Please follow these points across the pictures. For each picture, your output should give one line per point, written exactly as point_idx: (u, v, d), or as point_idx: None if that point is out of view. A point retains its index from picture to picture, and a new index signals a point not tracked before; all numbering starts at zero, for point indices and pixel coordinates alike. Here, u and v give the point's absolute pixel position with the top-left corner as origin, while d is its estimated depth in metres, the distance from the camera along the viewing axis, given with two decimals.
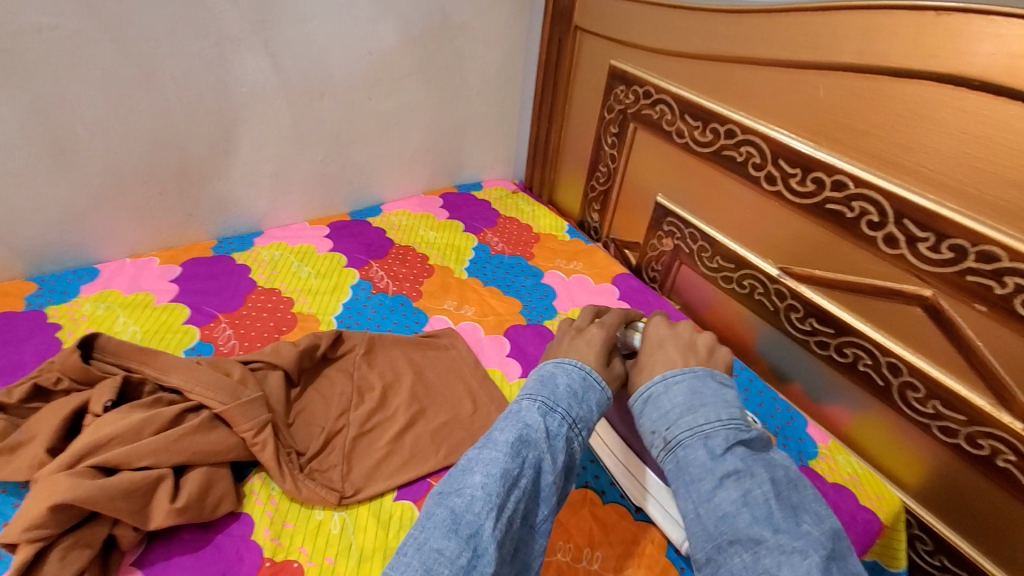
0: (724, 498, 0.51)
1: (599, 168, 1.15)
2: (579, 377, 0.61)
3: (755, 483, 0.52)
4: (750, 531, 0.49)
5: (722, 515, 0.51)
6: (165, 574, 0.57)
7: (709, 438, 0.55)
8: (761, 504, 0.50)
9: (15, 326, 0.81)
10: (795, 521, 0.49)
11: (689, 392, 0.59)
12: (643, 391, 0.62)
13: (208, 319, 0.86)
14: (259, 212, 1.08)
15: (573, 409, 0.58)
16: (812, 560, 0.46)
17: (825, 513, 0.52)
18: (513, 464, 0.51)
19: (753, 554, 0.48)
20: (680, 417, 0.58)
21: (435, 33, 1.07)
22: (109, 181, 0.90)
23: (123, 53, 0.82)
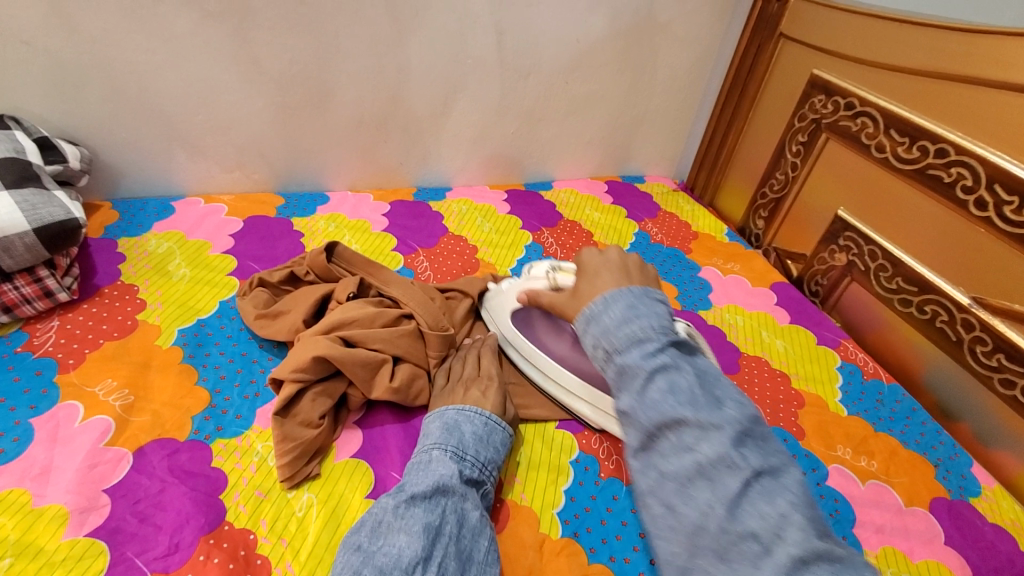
0: (653, 390, 0.50)
1: (776, 176, 1.16)
2: (481, 423, 0.67)
3: (681, 375, 0.51)
4: (675, 413, 0.49)
5: (649, 403, 0.50)
6: (380, 436, 0.70)
7: (642, 341, 0.53)
8: (685, 390, 0.50)
9: (271, 227, 1.00)
10: (717, 405, 0.50)
11: (626, 306, 0.56)
12: (586, 311, 0.59)
13: (410, 251, 1.01)
14: (452, 170, 1.22)
15: (479, 453, 0.64)
16: (727, 433, 0.47)
17: (748, 401, 0.52)
18: (434, 515, 0.55)
19: (677, 435, 0.49)
20: (618, 329, 0.55)
21: (639, 29, 1.14)
22: (351, 124, 1.08)
23: (388, 19, 0.97)
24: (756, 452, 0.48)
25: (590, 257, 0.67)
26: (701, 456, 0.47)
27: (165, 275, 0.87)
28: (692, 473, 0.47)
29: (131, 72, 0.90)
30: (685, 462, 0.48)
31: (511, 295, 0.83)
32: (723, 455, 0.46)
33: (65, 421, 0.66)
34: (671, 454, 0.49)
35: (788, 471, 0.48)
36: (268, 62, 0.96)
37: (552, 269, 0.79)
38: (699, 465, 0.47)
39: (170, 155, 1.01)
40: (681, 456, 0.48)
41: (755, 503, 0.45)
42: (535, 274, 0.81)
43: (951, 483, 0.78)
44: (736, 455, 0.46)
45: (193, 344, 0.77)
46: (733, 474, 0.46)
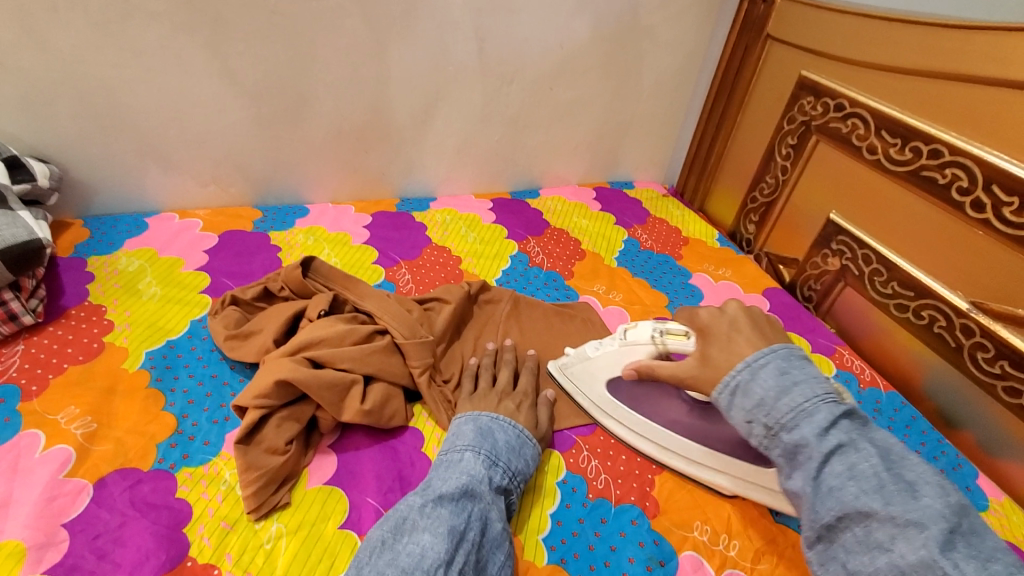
0: (831, 474, 0.49)
1: (766, 180, 1.14)
2: (514, 434, 0.65)
3: (861, 457, 0.49)
4: (859, 504, 0.47)
5: (829, 492, 0.49)
6: (355, 460, 0.67)
7: (810, 416, 0.51)
8: (871, 477, 0.48)
9: (246, 242, 0.97)
10: (913, 493, 0.46)
11: (779, 372, 0.54)
12: (727, 379, 0.56)
13: (391, 264, 0.98)
14: (436, 179, 1.20)
15: (512, 462, 0.62)
16: (932, 533, 0.44)
17: (947, 487, 0.48)
18: (459, 519, 0.53)
19: (867, 528, 0.47)
20: (778, 399, 0.52)
21: (624, 32, 1.12)
22: (330, 135, 1.05)
23: (366, 27, 0.95)
24: (967, 555, 0.43)
25: (712, 318, 0.62)
26: (899, 557, 0.44)
27: (135, 295, 0.84)
28: None
29: (100, 86, 0.87)
30: (880, 562, 0.45)
31: (607, 364, 0.73)
32: (928, 560, 0.43)
33: (26, 450, 0.63)
34: (858, 550, 0.47)
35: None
36: (243, 72, 0.93)
37: (658, 331, 0.67)
38: (898, 567, 0.44)
39: (143, 170, 0.98)
40: (874, 554, 0.46)
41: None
42: (636, 340, 0.69)
43: None
44: (946, 563, 0.42)
45: (160, 367, 0.74)
46: None
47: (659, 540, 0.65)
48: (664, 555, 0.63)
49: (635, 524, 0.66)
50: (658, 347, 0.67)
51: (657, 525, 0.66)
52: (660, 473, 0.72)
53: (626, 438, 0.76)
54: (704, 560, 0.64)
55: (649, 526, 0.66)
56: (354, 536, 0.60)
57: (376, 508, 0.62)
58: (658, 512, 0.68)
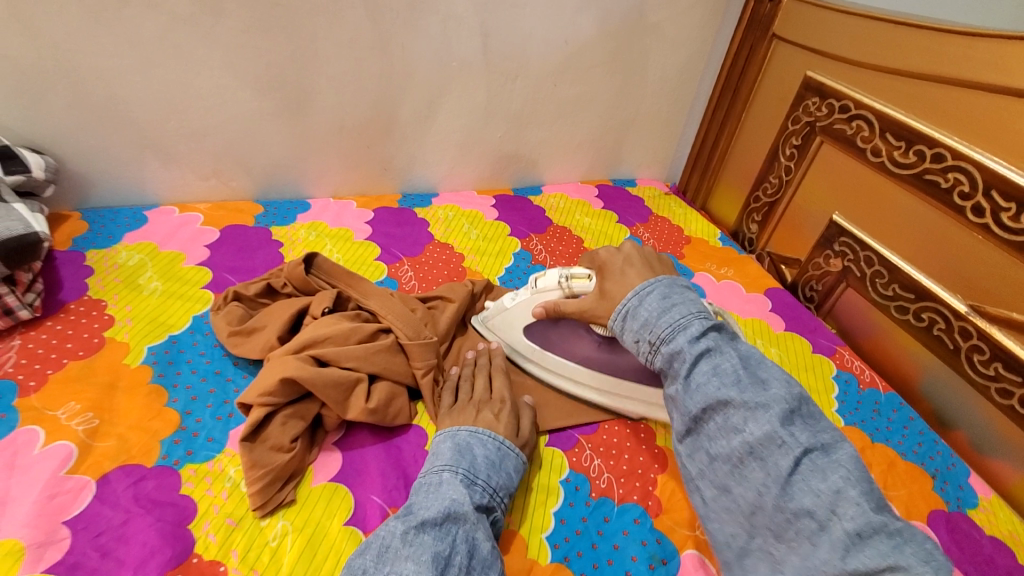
0: (698, 373, 0.54)
1: (769, 179, 1.14)
2: (493, 447, 0.63)
3: (724, 358, 0.54)
4: (719, 395, 0.52)
5: (696, 387, 0.53)
6: (360, 457, 0.67)
7: (683, 329, 0.56)
8: (729, 372, 0.53)
9: (248, 237, 0.96)
10: (762, 385, 0.52)
11: (661, 297, 0.59)
12: (620, 307, 0.61)
13: (394, 260, 0.98)
14: (439, 176, 1.19)
15: (491, 478, 0.60)
16: (775, 412, 0.49)
17: (792, 381, 0.53)
18: (443, 544, 0.50)
19: (726, 416, 0.51)
20: (658, 318, 0.58)
21: (628, 29, 1.11)
22: (333, 129, 1.04)
23: (369, 21, 0.94)
24: (804, 430, 0.49)
25: (609, 255, 0.68)
26: (749, 435, 0.49)
27: (136, 289, 0.83)
28: (743, 453, 0.50)
29: (99, 77, 0.86)
30: (734, 443, 0.50)
31: (522, 310, 0.77)
32: (772, 433, 0.48)
33: (24, 447, 0.62)
34: (718, 436, 0.52)
35: (840, 447, 0.49)
36: (245, 65, 0.92)
37: (564, 277, 0.71)
38: (748, 445, 0.49)
39: (142, 163, 0.97)
40: (729, 437, 0.51)
41: (807, 479, 0.47)
42: (546, 286, 0.74)
43: (949, 495, 0.76)
44: (784, 434, 0.48)
45: (163, 363, 0.73)
46: (783, 452, 0.48)
47: (661, 538, 0.65)
48: (666, 554, 0.64)
49: (637, 523, 0.66)
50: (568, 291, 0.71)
51: (659, 524, 0.67)
52: (662, 473, 0.72)
53: (629, 438, 0.76)
54: (705, 558, 0.64)
55: (651, 525, 0.66)
56: (359, 534, 0.60)
57: (381, 506, 0.62)
58: (660, 511, 0.68)
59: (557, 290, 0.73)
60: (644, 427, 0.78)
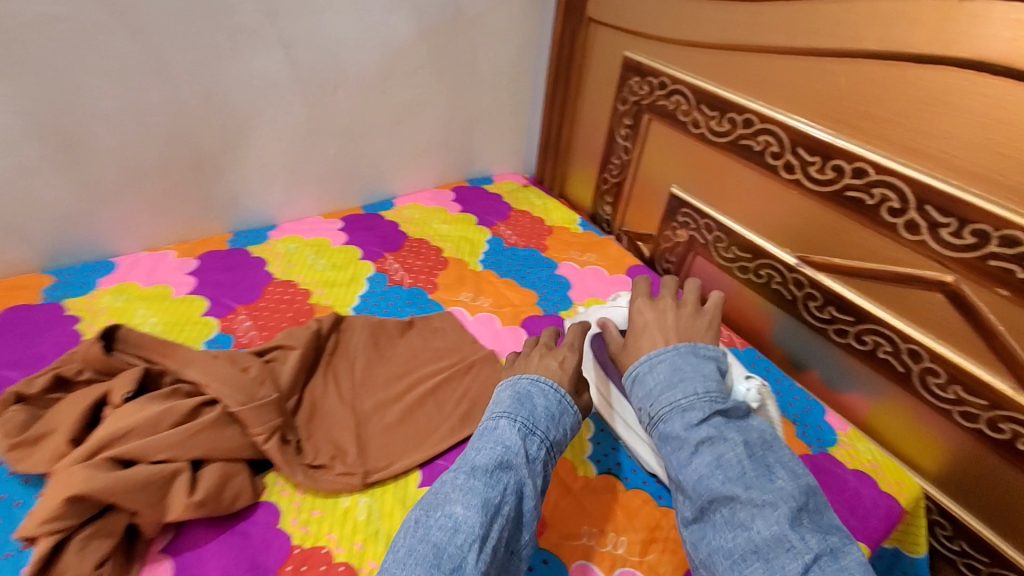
0: (701, 462, 0.52)
1: (612, 161, 1.15)
2: (555, 399, 0.60)
3: (728, 446, 0.53)
4: (725, 489, 0.51)
5: (699, 479, 0.52)
6: (195, 560, 0.57)
7: (684, 411, 0.55)
8: (735, 464, 0.52)
9: (35, 318, 0.81)
10: (770, 478, 0.51)
11: (671, 369, 0.59)
12: (631, 370, 0.62)
13: (227, 311, 0.87)
14: (274, 206, 1.08)
15: (550, 431, 0.58)
16: (783, 511, 0.49)
17: (799, 470, 0.54)
18: (494, 491, 0.50)
19: (731, 510, 0.50)
20: (660, 392, 0.58)
21: (448, 25, 1.07)
22: (127, 174, 0.90)
23: (140, 46, 0.81)
24: (813, 532, 0.49)
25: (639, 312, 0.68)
26: (756, 535, 0.48)
27: None
28: (746, 552, 0.48)
29: None
30: (738, 540, 0.49)
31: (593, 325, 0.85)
32: (778, 535, 0.47)
33: None
34: (721, 532, 0.50)
35: (846, 550, 0.49)
36: None
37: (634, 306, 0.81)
38: (755, 545, 0.48)
39: None
40: (735, 532, 0.49)
41: None
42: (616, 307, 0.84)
43: (810, 436, 0.81)
44: (793, 537, 0.47)
45: None
46: (792, 556, 0.46)
47: (548, 558, 0.63)
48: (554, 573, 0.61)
49: None
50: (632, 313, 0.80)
51: (545, 542, 0.64)
52: None
53: None
54: (595, 565, 0.63)
55: (537, 547, 0.64)
56: None
57: None
58: (545, 528, 0.65)
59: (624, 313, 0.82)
60: None
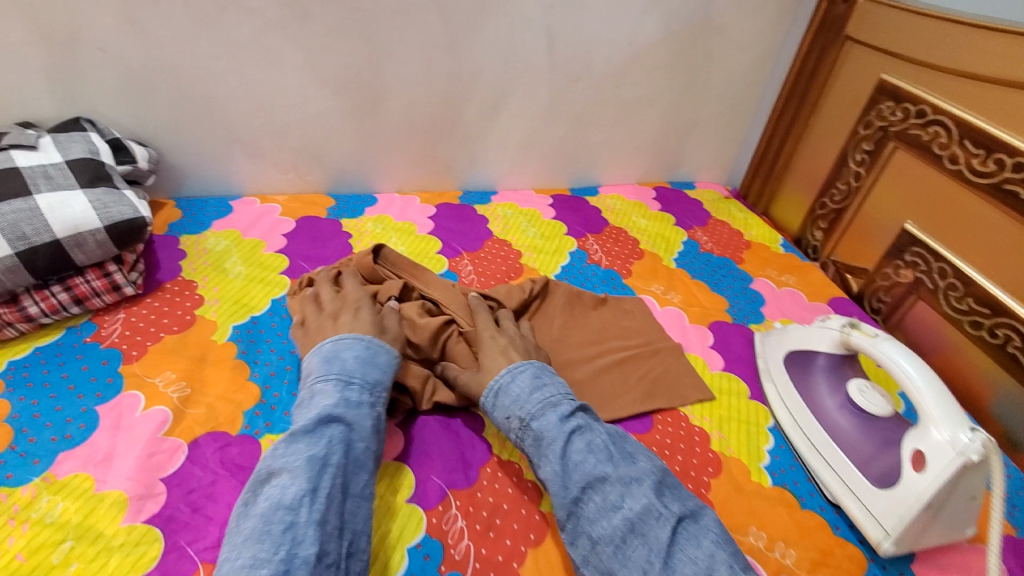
0: (574, 450, 0.61)
1: (837, 185, 1.10)
2: (362, 348, 0.68)
3: (595, 434, 0.63)
4: (596, 471, 0.59)
5: (574, 466, 0.60)
6: (421, 440, 0.71)
7: (554, 404, 0.65)
8: (601, 448, 0.61)
9: (321, 228, 1.03)
10: (631, 460, 0.61)
11: (532, 376, 0.68)
12: (492, 384, 0.69)
13: (454, 254, 1.02)
14: (499, 174, 1.22)
15: (366, 376, 0.66)
16: (646, 484, 0.57)
17: (651, 456, 0.63)
18: (318, 447, 0.56)
19: (603, 493, 0.57)
20: (529, 394, 0.66)
21: (695, 31, 1.10)
22: (401, 127, 1.09)
23: (442, 24, 0.98)
24: (675, 500, 0.57)
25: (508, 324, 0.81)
26: (629, 511, 0.55)
27: (222, 272, 0.90)
28: (625, 531, 0.54)
29: (200, 77, 0.93)
30: (615, 520, 0.55)
31: (797, 337, 0.83)
32: (649, 506, 0.55)
33: (127, 410, 0.69)
34: (598, 516, 0.56)
35: (704, 513, 0.57)
36: (325, 66, 0.98)
37: (846, 325, 0.76)
38: (628, 520, 0.55)
39: (230, 156, 1.04)
40: (610, 515, 0.56)
41: (685, 547, 0.53)
42: (828, 325, 0.79)
43: (1015, 519, 0.72)
44: (658, 505, 0.56)
45: (246, 341, 0.80)
46: (659, 523, 0.54)
47: None
48: None
49: None
50: (843, 333, 0.76)
51: None
52: (715, 476, 0.72)
53: (682, 438, 0.75)
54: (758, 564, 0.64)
55: None
56: (420, 510, 0.63)
57: (441, 486, 0.66)
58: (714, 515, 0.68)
59: (833, 331, 0.78)
60: (699, 431, 0.77)
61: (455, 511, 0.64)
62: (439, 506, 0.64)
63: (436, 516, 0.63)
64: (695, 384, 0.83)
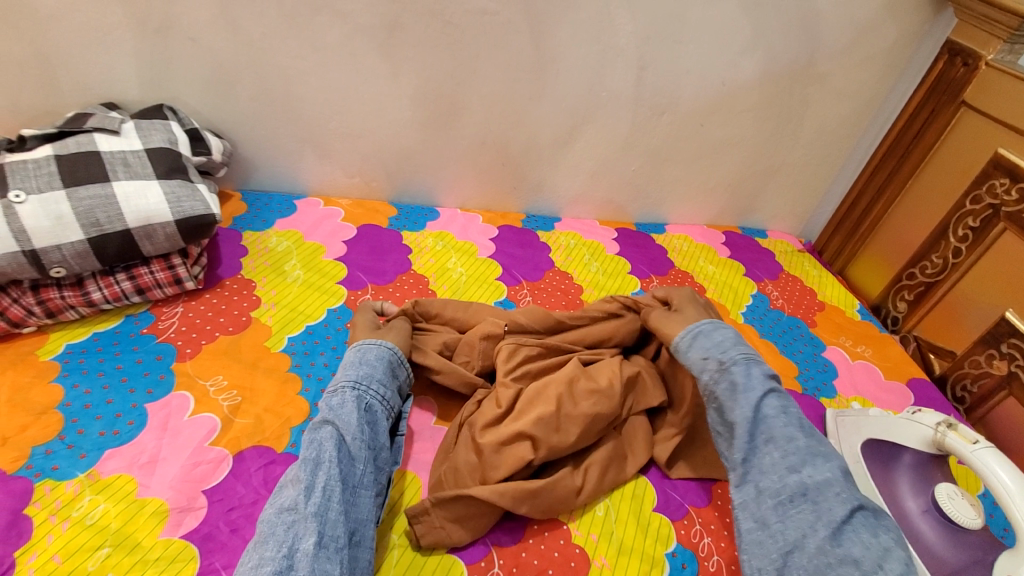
0: (768, 406, 0.62)
1: (931, 258, 1.03)
2: (350, 354, 0.69)
3: (791, 403, 0.63)
4: (786, 433, 0.60)
5: (764, 419, 0.61)
6: None
7: (754, 362, 0.66)
8: (796, 417, 0.62)
9: (382, 239, 1.01)
10: (821, 437, 0.61)
11: (738, 336, 0.69)
12: (694, 328, 0.71)
13: (514, 282, 0.98)
14: (565, 201, 1.18)
15: (352, 373, 0.66)
16: (835, 463, 0.58)
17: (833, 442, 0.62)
18: (309, 447, 0.58)
19: (783, 453, 0.59)
20: (732, 346, 0.67)
21: (794, 76, 1.04)
22: (473, 144, 1.06)
23: (531, 45, 0.95)
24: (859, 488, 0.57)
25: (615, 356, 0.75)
26: (807, 478, 0.57)
27: (282, 275, 0.89)
28: (795, 493, 0.56)
29: (283, 75, 0.93)
30: (790, 480, 0.57)
31: (883, 425, 0.77)
32: (831, 481, 0.56)
33: (176, 411, 0.68)
34: (772, 471, 0.59)
35: (880, 509, 0.56)
36: (408, 77, 0.96)
37: (943, 424, 0.69)
38: (803, 484, 0.56)
39: (301, 156, 1.03)
40: (786, 475, 0.58)
41: (857, 530, 0.53)
42: (920, 420, 0.72)
43: None
44: (841, 485, 0.56)
45: (300, 352, 0.78)
46: (839, 500, 0.54)
47: None
48: None
49: None
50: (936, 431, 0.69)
51: None
52: None
53: None
54: None
55: None
56: (461, 564, 0.60)
57: (484, 540, 0.63)
58: None
59: (925, 427, 0.71)
60: None
61: (497, 570, 0.60)
62: (481, 563, 0.61)
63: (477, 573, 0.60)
64: None
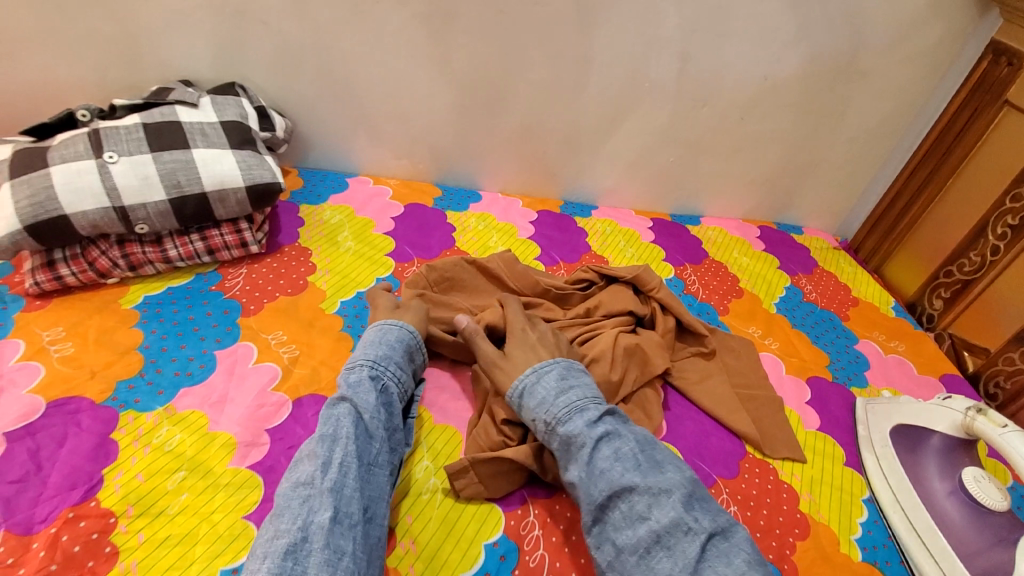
0: (601, 457, 0.59)
1: (969, 255, 1.05)
2: (372, 332, 0.71)
3: (623, 441, 0.61)
4: (625, 481, 0.57)
5: (600, 473, 0.58)
6: None
7: (581, 410, 0.63)
8: (629, 457, 0.59)
9: (427, 217, 1.06)
10: (659, 469, 0.59)
11: (558, 377, 0.66)
12: (516, 384, 0.67)
13: (552, 263, 1.02)
14: (602, 189, 1.22)
15: (370, 353, 0.68)
16: (677, 497, 0.55)
17: (684, 466, 0.61)
18: (326, 426, 0.59)
19: (629, 503, 0.56)
20: (556, 398, 0.64)
21: (837, 71, 1.06)
22: (517, 131, 1.11)
23: (578, 35, 0.98)
24: (705, 514, 0.56)
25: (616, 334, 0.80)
26: (655, 524, 0.54)
27: (335, 245, 0.95)
28: (650, 543, 0.54)
29: (344, 58, 0.99)
30: (642, 532, 0.54)
31: (913, 410, 0.79)
32: (677, 520, 0.54)
33: (242, 359, 0.74)
34: (624, 525, 0.55)
35: (733, 529, 0.56)
36: (459, 64, 1.01)
37: (972, 408, 0.71)
38: (655, 533, 0.54)
39: (355, 136, 1.09)
40: (636, 526, 0.55)
41: (714, 564, 0.52)
42: (952, 406, 0.73)
43: None
44: (688, 519, 0.54)
45: (352, 315, 0.83)
46: (689, 538, 0.53)
47: None
48: None
49: None
50: (965, 416, 0.71)
51: None
52: (802, 539, 0.68)
53: (768, 493, 0.72)
54: None
55: None
56: (498, 511, 0.65)
57: (521, 492, 0.67)
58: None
59: (954, 412, 0.73)
60: (788, 488, 0.73)
61: (532, 519, 0.64)
62: (518, 511, 0.65)
63: (514, 520, 0.64)
64: (788, 438, 0.79)
